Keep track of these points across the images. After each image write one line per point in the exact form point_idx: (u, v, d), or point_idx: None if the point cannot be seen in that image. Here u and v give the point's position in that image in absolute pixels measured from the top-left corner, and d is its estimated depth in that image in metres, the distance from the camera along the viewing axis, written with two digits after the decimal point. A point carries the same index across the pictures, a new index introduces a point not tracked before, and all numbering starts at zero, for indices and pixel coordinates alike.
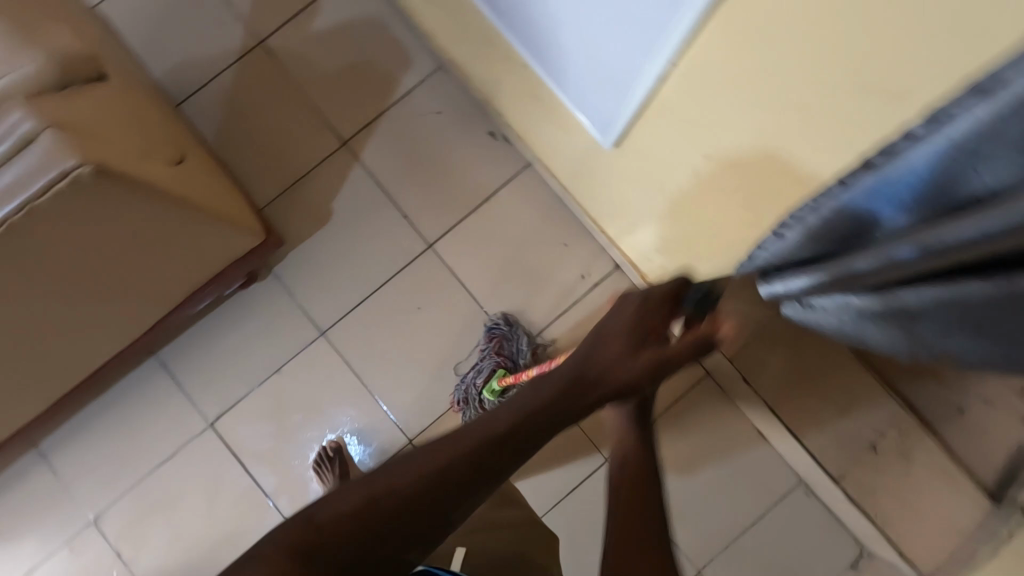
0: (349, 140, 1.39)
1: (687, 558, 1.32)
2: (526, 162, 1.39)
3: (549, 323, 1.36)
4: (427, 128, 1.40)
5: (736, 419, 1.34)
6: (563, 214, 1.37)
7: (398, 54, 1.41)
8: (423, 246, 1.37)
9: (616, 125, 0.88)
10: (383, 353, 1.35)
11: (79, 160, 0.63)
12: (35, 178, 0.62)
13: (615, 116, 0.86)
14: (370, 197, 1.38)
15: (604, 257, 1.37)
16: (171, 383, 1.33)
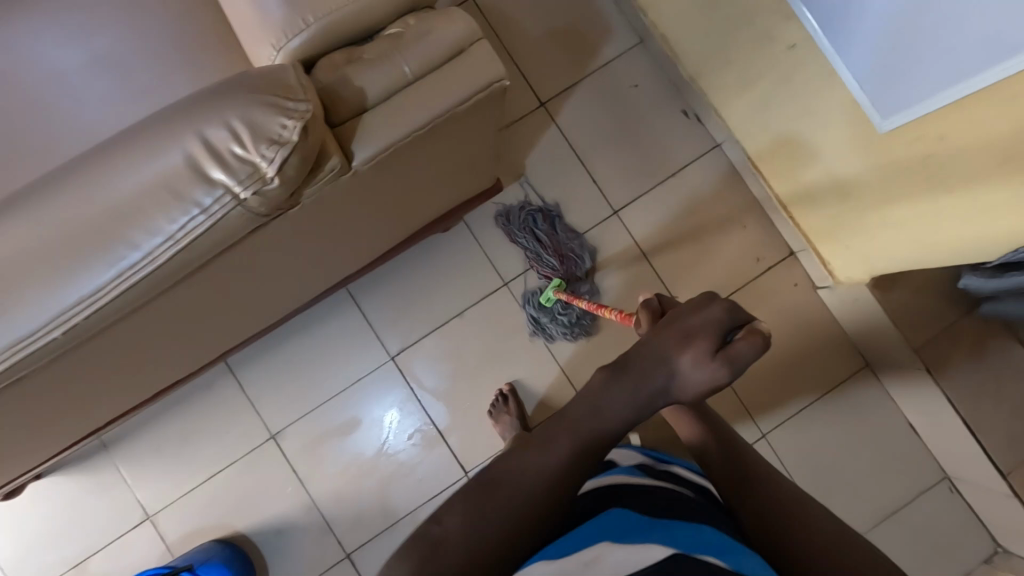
0: (548, 101, 1.44)
1: None
2: (714, 143, 1.45)
3: (720, 299, 1.43)
4: (622, 100, 1.45)
5: (890, 410, 1.40)
6: (745, 197, 1.44)
7: (602, 27, 1.47)
8: (608, 213, 1.43)
9: (901, 114, 0.94)
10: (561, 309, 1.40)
11: (501, 74, 0.69)
12: (465, 85, 0.67)
13: (906, 103, 0.92)
14: (562, 158, 1.44)
15: (778, 243, 1.43)
16: (357, 316, 1.39)
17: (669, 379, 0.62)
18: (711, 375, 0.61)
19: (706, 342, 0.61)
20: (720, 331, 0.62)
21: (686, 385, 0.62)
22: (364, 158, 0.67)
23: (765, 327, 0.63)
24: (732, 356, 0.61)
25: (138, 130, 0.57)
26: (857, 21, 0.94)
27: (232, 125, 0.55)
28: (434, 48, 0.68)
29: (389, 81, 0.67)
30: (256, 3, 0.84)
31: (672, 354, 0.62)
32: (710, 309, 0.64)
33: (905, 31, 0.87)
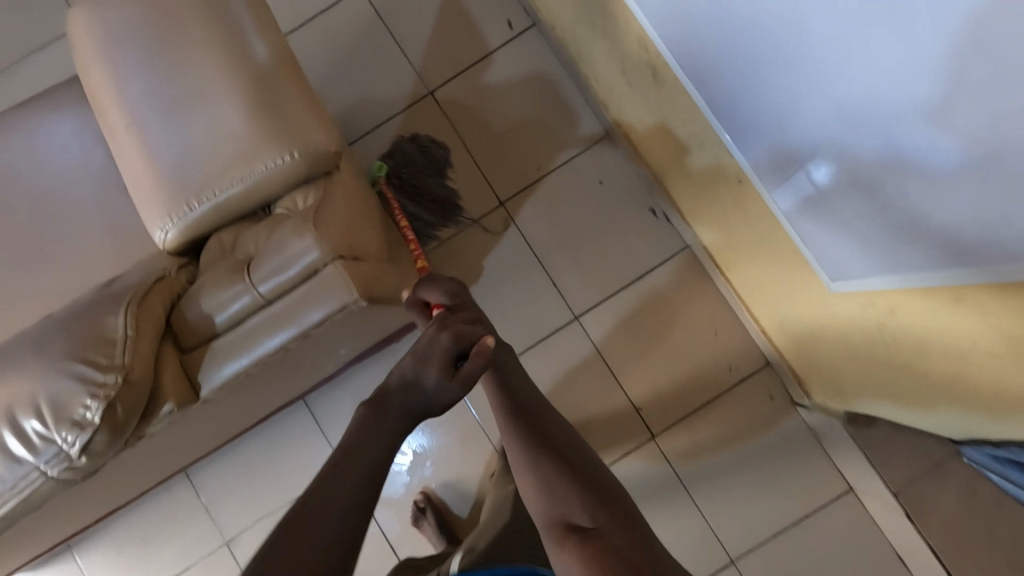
0: (507, 200, 1.38)
1: None
2: (685, 245, 1.35)
3: (687, 410, 1.34)
4: (587, 197, 1.37)
5: (882, 545, 1.26)
6: (717, 301, 1.34)
7: (567, 118, 1.38)
8: (569, 316, 1.36)
9: (847, 278, 0.80)
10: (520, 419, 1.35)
11: (357, 295, 0.64)
12: (316, 310, 0.63)
13: (851, 271, 0.78)
14: (522, 260, 1.37)
15: (754, 352, 1.33)
16: (311, 422, 1.37)
17: (422, 397, 0.68)
18: (453, 393, 0.68)
19: (439, 368, 0.68)
20: (448, 357, 0.69)
21: (435, 400, 0.69)
22: (212, 388, 0.64)
23: (491, 345, 0.69)
24: (465, 375, 0.67)
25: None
26: (787, 172, 0.79)
27: (37, 403, 0.54)
28: (285, 270, 0.64)
29: (240, 305, 0.64)
30: (147, 177, 0.82)
31: (415, 380, 0.68)
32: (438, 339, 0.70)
33: (846, 200, 0.71)
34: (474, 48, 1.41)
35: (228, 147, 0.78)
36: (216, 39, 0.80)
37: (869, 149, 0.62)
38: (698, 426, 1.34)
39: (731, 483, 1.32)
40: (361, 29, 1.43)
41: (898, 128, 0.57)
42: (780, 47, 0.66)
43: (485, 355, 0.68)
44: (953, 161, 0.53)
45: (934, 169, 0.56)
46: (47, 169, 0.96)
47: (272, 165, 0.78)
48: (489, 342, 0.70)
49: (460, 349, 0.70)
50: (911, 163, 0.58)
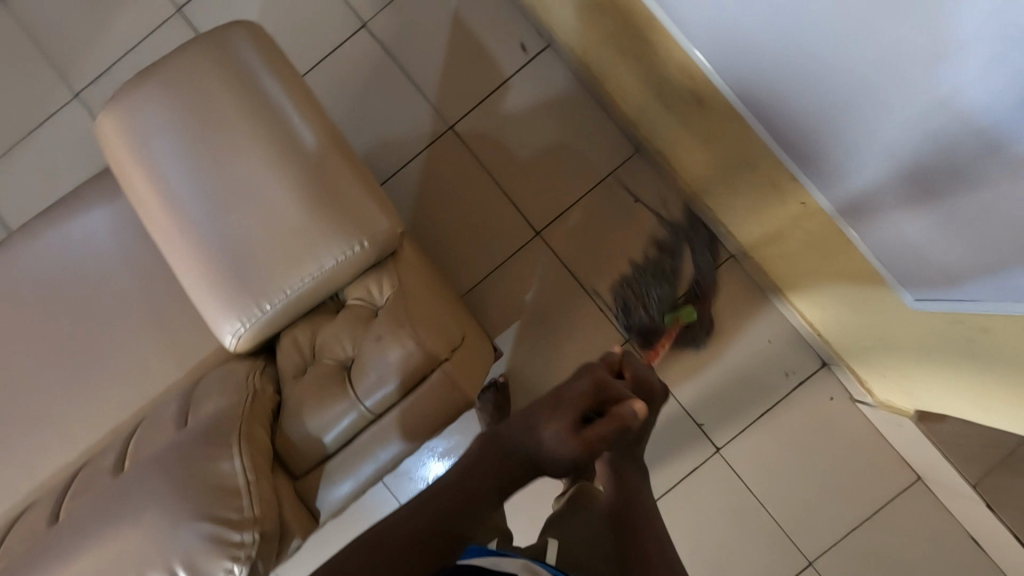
0: (543, 229, 1.36)
1: None
2: (728, 254, 1.34)
3: (749, 419, 1.34)
4: (622, 217, 1.35)
5: (954, 529, 1.28)
6: (767, 306, 1.33)
7: (593, 139, 1.35)
8: (619, 339, 1.35)
9: (934, 251, 0.73)
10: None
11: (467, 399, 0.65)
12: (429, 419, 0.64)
13: (924, 238, 0.73)
14: (564, 288, 1.35)
15: (809, 354, 1.33)
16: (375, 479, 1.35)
17: (532, 452, 0.62)
18: (562, 450, 0.59)
19: (566, 417, 0.60)
20: (582, 406, 0.60)
21: (547, 457, 0.61)
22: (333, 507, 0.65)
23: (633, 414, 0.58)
24: (582, 439, 0.58)
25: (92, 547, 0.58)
26: (822, 173, 0.84)
27: (175, 567, 0.54)
28: (389, 381, 0.63)
29: (347, 421, 0.63)
30: (207, 283, 0.78)
31: (536, 424, 0.61)
32: (579, 382, 0.62)
33: (844, 144, 0.74)
34: (490, 77, 1.37)
35: (291, 243, 0.75)
36: (263, 130, 0.76)
37: (823, 72, 0.68)
38: (761, 435, 1.33)
39: (800, 488, 1.32)
40: (371, 68, 1.38)
41: (811, 41, 0.66)
42: (731, 40, 0.80)
43: (617, 424, 0.58)
44: (847, 37, 0.62)
45: (824, 62, 0.67)
46: (93, 275, 0.92)
47: (343, 257, 0.74)
48: (635, 412, 0.59)
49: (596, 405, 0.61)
50: (839, 65, 0.65)
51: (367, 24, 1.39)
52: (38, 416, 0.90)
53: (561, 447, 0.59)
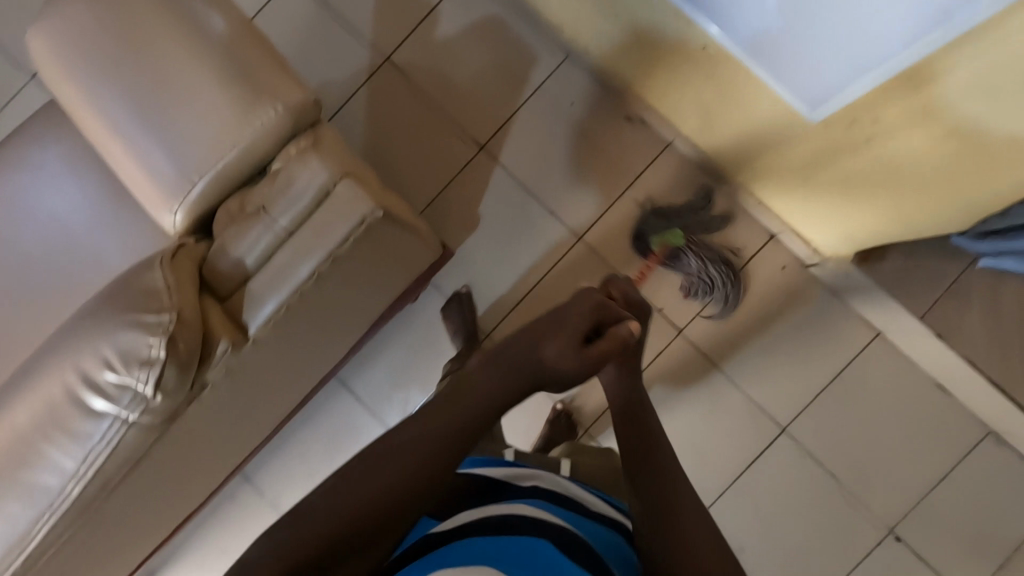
0: (487, 143, 1.41)
1: (874, 515, 1.32)
2: (667, 142, 1.38)
3: (708, 297, 1.38)
4: (563, 121, 1.40)
5: (914, 379, 1.32)
6: (712, 189, 1.37)
7: (524, 50, 1.41)
8: (573, 238, 1.39)
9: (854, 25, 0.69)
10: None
11: (372, 206, 0.66)
12: (337, 230, 0.66)
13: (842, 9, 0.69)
14: (514, 195, 1.40)
15: (758, 227, 1.36)
16: (351, 401, 1.40)
17: (538, 367, 0.65)
18: (569, 364, 0.65)
19: (565, 338, 0.65)
20: (582, 331, 0.65)
21: (555, 374, 0.65)
22: (259, 325, 0.66)
23: (629, 331, 0.66)
24: (591, 359, 0.65)
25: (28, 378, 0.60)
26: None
27: (106, 355, 0.56)
28: (298, 199, 0.66)
29: (264, 242, 0.67)
30: (142, 169, 0.84)
31: (538, 347, 0.65)
32: (578, 306, 0.66)
33: None
34: (419, 6, 1.43)
35: (210, 115, 0.80)
36: (173, 20, 0.82)
37: None
38: (721, 312, 1.37)
39: (766, 360, 1.36)
40: (305, 14, 1.44)
41: None
42: None
43: (621, 342, 0.66)
44: None
45: None
46: (44, 201, 0.98)
47: (259, 122, 0.79)
48: (629, 329, 0.66)
49: (592, 328, 0.66)
50: None
51: None
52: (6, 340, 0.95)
53: (568, 360, 0.65)
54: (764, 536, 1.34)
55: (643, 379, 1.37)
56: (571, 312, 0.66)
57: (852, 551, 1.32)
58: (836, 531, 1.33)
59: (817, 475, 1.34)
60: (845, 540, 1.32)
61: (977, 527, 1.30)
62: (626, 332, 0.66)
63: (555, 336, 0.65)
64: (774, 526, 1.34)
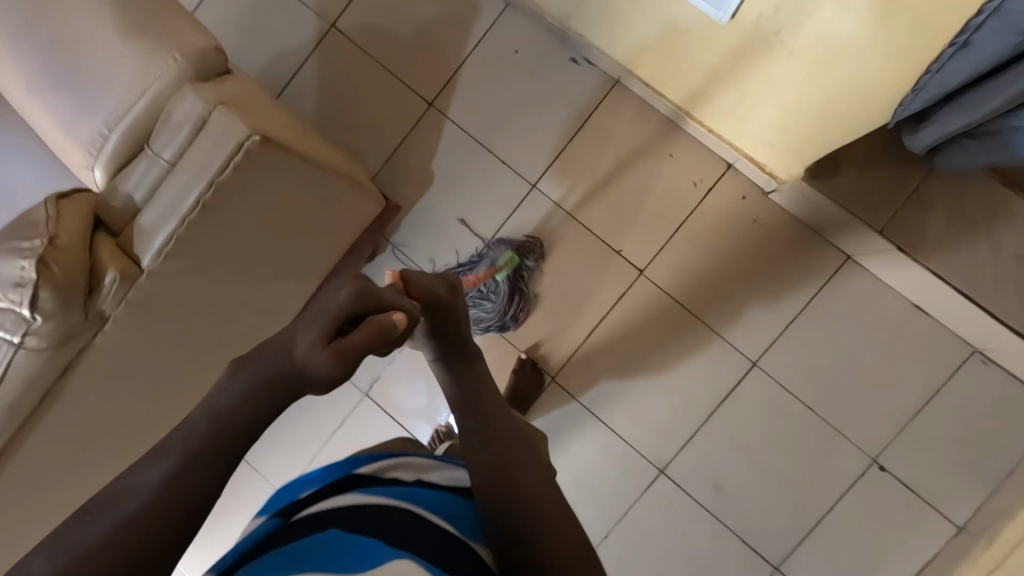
0: (435, 100, 1.40)
1: (855, 446, 1.27)
2: (615, 80, 1.35)
3: (667, 235, 1.34)
4: (508, 70, 1.38)
5: (889, 302, 1.27)
6: (664, 124, 1.33)
7: (464, 2, 1.40)
8: (527, 187, 1.38)
9: None
10: (519, 322, 1.38)
11: (247, 132, 0.67)
12: (215, 157, 0.67)
13: None
14: (465, 149, 1.39)
15: (714, 159, 1.32)
16: None
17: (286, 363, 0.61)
18: (319, 363, 0.61)
19: (320, 329, 0.62)
20: (338, 315, 0.63)
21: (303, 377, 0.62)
22: (151, 258, 0.68)
23: (392, 319, 0.63)
24: (349, 349, 0.61)
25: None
26: None
27: None
28: (179, 130, 0.68)
29: (151, 177, 0.69)
30: (63, 132, 0.87)
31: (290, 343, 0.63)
32: (338, 295, 0.65)
33: None
34: None
35: (116, 72, 0.83)
36: None
37: None
38: (682, 250, 1.33)
39: (732, 295, 1.32)
40: None
41: None
42: None
43: (378, 329, 0.62)
44: None
45: None
46: None
47: (160, 73, 0.82)
48: (394, 321, 0.64)
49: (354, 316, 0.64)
50: None
51: None
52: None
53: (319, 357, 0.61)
54: (741, 474, 1.31)
55: (608, 324, 1.35)
56: (332, 301, 0.64)
57: (833, 485, 1.28)
58: (816, 465, 1.28)
59: (794, 409, 1.29)
60: (826, 473, 1.28)
61: (964, 452, 1.25)
62: (388, 324, 0.63)
63: (310, 336, 0.62)
64: (751, 465, 1.31)
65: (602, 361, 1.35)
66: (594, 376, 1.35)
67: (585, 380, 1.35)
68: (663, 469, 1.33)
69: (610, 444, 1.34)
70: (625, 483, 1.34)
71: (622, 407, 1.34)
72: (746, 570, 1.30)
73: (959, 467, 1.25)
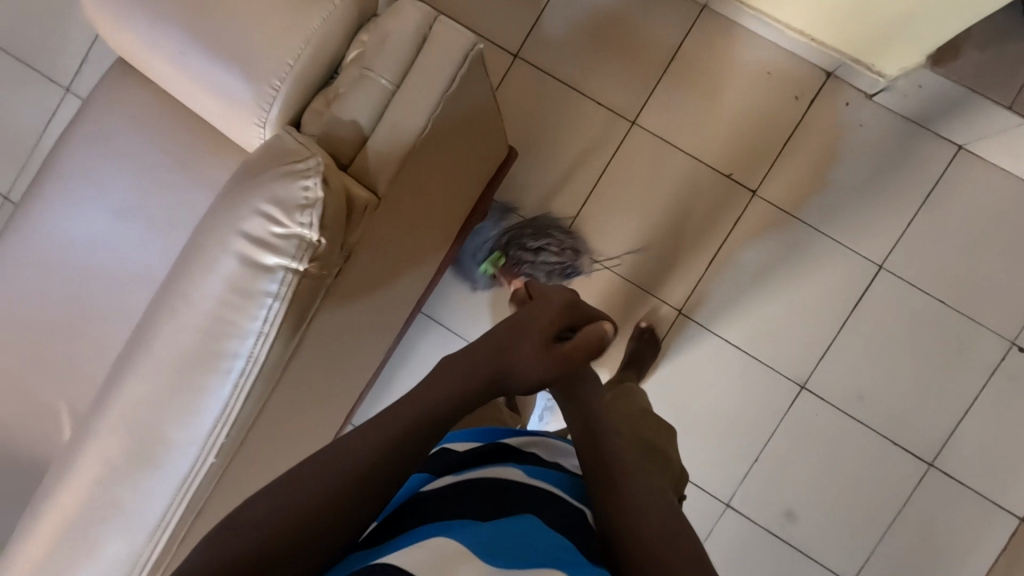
0: (521, 51, 1.40)
1: (992, 332, 1.29)
2: (701, 6, 1.35)
3: (776, 153, 1.34)
4: (590, 11, 1.38)
5: (1006, 185, 1.28)
6: (757, 44, 1.33)
7: None
8: (627, 125, 1.38)
9: None
10: (636, 262, 1.37)
11: (473, 39, 0.67)
12: (445, 68, 0.66)
13: None
14: (559, 96, 1.39)
15: (813, 70, 1.32)
16: (441, 331, 1.42)
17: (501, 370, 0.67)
18: (534, 375, 0.65)
19: (538, 341, 0.66)
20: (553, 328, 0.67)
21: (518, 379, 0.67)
22: (389, 182, 0.66)
23: (606, 330, 0.66)
24: (565, 356, 0.65)
25: (183, 277, 0.61)
26: None
27: (262, 209, 0.57)
28: (400, 47, 0.66)
29: (376, 99, 0.66)
30: (222, 94, 0.84)
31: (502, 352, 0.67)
32: (545, 308, 0.68)
33: None
34: None
35: (279, 19, 0.80)
36: None
37: None
38: (792, 165, 1.33)
39: (849, 203, 1.32)
40: None
41: None
42: None
43: (591, 340, 0.66)
44: None
45: None
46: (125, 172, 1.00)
47: (328, 14, 0.80)
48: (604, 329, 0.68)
49: (565, 326, 0.67)
50: None
51: None
52: (74, 319, 0.97)
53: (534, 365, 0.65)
54: (882, 377, 1.32)
55: (728, 251, 1.35)
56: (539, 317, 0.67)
57: (975, 373, 1.30)
58: (954, 355, 1.30)
59: (925, 305, 1.31)
60: (964, 361, 1.30)
61: None
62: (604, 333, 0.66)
63: (527, 351, 0.66)
64: (890, 366, 1.32)
65: (724, 292, 1.35)
66: (719, 303, 1.35)
67: (711, 308, 1.35)
68: (804, 384, 1.33)
69: (747, 368, 1.35)
70: (767, 404, 1.34)
71: (753, 330, 1.34)
72: (899, 469, 1.32)
73: None
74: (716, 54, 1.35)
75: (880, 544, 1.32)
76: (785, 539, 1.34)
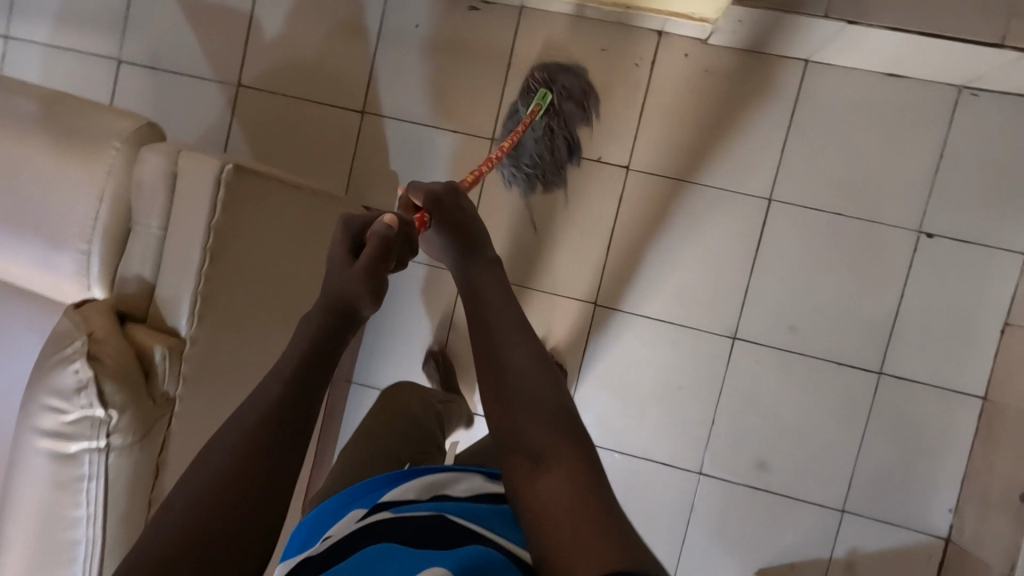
0: (366, 106, 1.41)
1: (894, 227, 1.28)
2: (519, 8, 1.35)
3: (635, 122, 1.34)
4: (418, 45, 1.39)
5: (861, 83, 1.28)
6: (584, 25, 1.34)
7: (350, 5, 1.40)
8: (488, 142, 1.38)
9: None
10: (539, 268, 1.37)
11: (219, 164, 0.73)
12: (203, 201, 0.73)
13: None
14: (415, 135, 1.40)
15: (643, 33, 1.32)
16: (379, 394, 1.43)
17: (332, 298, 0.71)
18: (357, 282, 0.70)
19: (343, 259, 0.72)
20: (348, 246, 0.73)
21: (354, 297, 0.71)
22: (188, 323, 0.75)
23: (383, 224, 0.72)
24: (367, 262, 0.71)
25: (9, 480, 0.72)
26: None
27: (53, 408, 0.69)
28: (157, 193, 0.75)
29: (152, 247, 0.76)
30: (43, 271, 0.86)
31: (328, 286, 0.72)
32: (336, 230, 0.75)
33: None
34: (237, 22, 1.43)
35: (68, 186, 0.82)
36: None
37: None
38: (654, 129, 1.34)
39: (719, 147, 1.32)
40: (147, 89, 1.46)
41: None
42: None
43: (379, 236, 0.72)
44: None
45: None
46: None
47: (111, 167, 0.82)
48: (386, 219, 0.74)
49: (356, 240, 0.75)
50: None
51: (122, 59, 1.47)
52: None
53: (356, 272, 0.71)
54: (806, 303, 1.31)
55: (622, 230, 1.35)
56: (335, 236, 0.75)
57: (891, 271, 1.29)
58: (866, 261, 1.29)
59: (824, 221, 1.30)
60: (877, 263, 1.29)
61: (995, 184, 1.25)
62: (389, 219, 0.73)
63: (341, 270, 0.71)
64: (810, 290, 1.31)
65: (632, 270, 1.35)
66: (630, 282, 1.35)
67: (624, 289, 1.35)
68: (735, 334, 1.33)
69: (676, 336, 1.34)
70: (705, 364, 1.34)
71: (669, 297, 1.34)
72: (851, 386, 1.31)
73: (997, 200, 1.26)
74: (548, 46, 1.35)
75: (857, 464, 1.31)
76: (766, 487, 1.33)
